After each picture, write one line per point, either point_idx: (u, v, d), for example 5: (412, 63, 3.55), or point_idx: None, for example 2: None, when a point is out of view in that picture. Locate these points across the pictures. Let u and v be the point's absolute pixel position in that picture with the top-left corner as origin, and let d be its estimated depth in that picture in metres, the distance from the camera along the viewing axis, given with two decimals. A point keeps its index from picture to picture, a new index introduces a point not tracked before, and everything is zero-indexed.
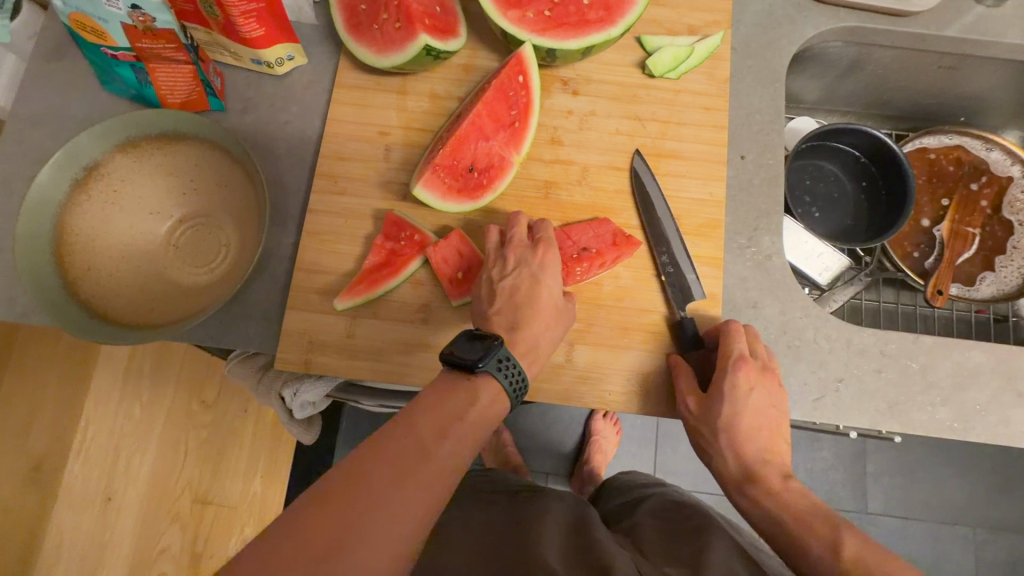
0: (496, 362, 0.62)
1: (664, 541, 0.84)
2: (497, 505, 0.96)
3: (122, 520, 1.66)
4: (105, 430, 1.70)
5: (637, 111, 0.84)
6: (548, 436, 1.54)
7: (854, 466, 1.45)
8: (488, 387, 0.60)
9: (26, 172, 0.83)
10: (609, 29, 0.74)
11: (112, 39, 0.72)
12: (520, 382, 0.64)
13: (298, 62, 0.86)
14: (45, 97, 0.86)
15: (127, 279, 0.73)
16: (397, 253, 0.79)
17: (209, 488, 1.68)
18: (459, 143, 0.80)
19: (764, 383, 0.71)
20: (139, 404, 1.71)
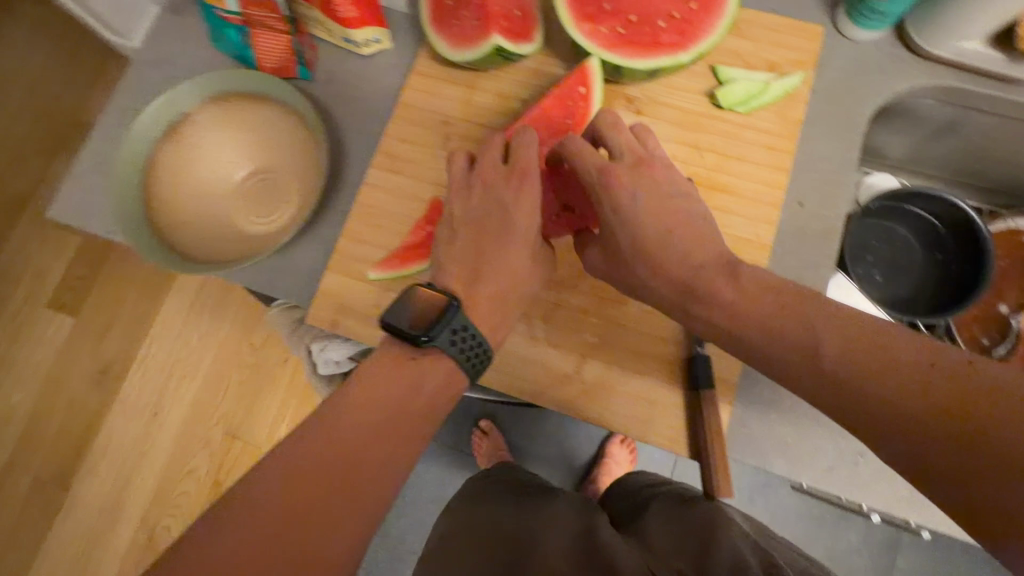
0: (447, 335, 0.62)
1: (673, 541, 0.79)
2: (499, 507, 0.98)
3: (162, 436, 1.82)
4: (164, 351, 1.88)
5: (698, 139, 0.84)
6: (556, 449, 1.54)
7: (883, 556, 1.37)
8: (441, 364, 0.62)
9: (136, 107, 0.95)
10: (679, 54, 0.73)
11: (223, 2, 0.80)
12: (474, 354, 0.64)
13: (382, 46, 0.93)
14: (164, 44, 0.97)
15: (197, 217, 0.81)
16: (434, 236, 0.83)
17: (241, 423, 1.80)
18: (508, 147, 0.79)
19: (643, 177, 0.67)
20: (197, 333, 1.88)
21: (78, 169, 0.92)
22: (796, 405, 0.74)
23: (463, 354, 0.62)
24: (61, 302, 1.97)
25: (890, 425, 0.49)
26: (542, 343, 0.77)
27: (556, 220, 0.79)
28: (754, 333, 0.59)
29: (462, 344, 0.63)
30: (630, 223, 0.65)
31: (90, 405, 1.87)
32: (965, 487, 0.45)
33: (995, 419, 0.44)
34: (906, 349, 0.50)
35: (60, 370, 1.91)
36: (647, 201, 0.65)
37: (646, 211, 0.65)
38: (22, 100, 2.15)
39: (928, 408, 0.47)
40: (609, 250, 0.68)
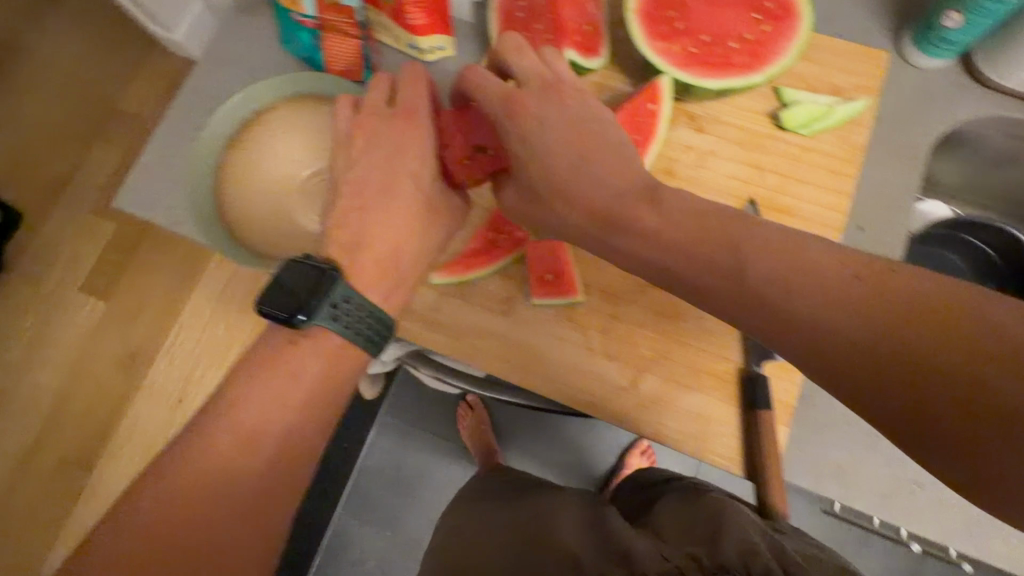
0: (331, 309, 0.64)
1: (682, 525, 0.82)
2: (516, 508, 1.06)
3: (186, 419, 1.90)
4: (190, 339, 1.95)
5: (760, 160, 0.84)
6: (558, 455, 1.66)
7: None
8: (326, 338, 0.64)
9: (202, 104, 0.97)
10: (751, 75, 0.74)
11: (302, 6, 0.83)
12: (367, 321, 0.66)
13: (446, 53, 0.94)
14: (231, 42, 0.99)
15: (262, 212, 0.82)
16: (495, 244, 0.84)
17: None
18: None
19: (549, 111, 0.65)
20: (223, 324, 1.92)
21: (145, 161, 0.94)
22: (852, 431, 0.74)
23: (353, 328, 0.65)
24: (94, 285, 2.05)
25: (854, 370, 0.45)
26: (598, 355, 0.79)
27: (471, 161, 0.79)
28: (668, 258, 0.58)
29: (346, 316, 0.65)
30: (538, 159, 0.65)
31: (117, 387, 1.96)
32: (911, 407, 0.43)
33: (946, 336, 0.41)
34: (843, 281, 0.48)
35: (92, 351, 2.00)
36: (555, 136, 0.64)
37: (551, 154, 0.64)
38: (65, 87, 2.21)
39: (876, 326, 0.45)
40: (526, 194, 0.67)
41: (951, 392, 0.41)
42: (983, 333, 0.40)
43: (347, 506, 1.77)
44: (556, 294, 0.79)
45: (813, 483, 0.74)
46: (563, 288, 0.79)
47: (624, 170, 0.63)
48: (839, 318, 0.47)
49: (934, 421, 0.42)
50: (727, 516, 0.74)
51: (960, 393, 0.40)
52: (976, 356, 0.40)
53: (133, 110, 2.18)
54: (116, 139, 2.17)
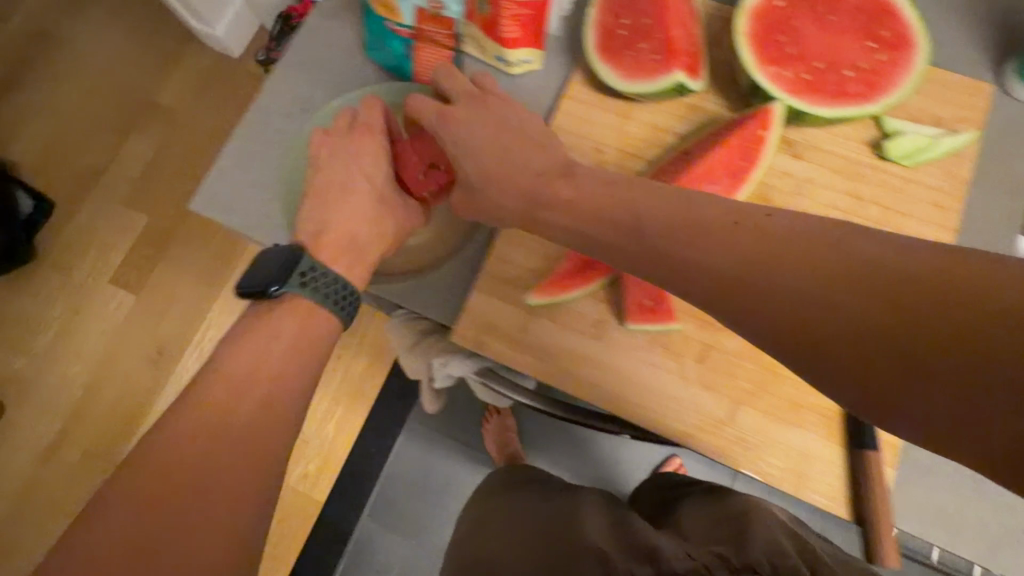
0: (298, 278, 0.72)
1: (706, 529, 0.87)
2: (542, 506, 1.07)
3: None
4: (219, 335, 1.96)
5: (860, 190, 0.82)
6: (576, 457, 1.70)
7: None
8: (301, 305, 0.71)
9: (279, 108, 0.95)
10: (866, 105, 0.72)
11: (400, 15, 0.80)
12: (340, 293, 0.74)
13: (531, 66, 0.92)
14: (310, 48, 0.97)
15: None
16: (593, 265, 0.80)
17: None
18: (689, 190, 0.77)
19: (478, 109, 0.75)
20: None
21: (223, 164, 0.94)
22: (958, 476, 0.74)
23: (328, 298, 0.73)
24: (123, 278, 2.05)
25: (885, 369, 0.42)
26: (695, 385, 0.77)
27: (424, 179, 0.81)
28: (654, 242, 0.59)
29: (324, 288, 0.73)
30: (469, 151, 0.73)
31: (144, 381, 1.96)
32: (948, 393, 0.39)
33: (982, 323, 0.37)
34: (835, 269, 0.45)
35: (119, 345, 2.00)
36: (484, 132, 0.73)
37: (482, 149, 0.73)
38: (98, 77, 2.20)
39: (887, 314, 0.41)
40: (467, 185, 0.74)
41: (913, 353, 0.40)
42: (955, 292, 0.39)
43: (371, 512, 1.73)
44: (658, 319, 0.77)
45: (919, 529, 0.74)
46: (662, 314, 0.77)
47: (542, 155, 0.72)
48: (804, 282, 0.47)
49: (886, 383, 0.42)
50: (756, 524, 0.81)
51: (980, 373, 0.37)
52: (938, 318, 0.39)
53: (168, 103, 2.17)
54: (150, 132, 2.16)
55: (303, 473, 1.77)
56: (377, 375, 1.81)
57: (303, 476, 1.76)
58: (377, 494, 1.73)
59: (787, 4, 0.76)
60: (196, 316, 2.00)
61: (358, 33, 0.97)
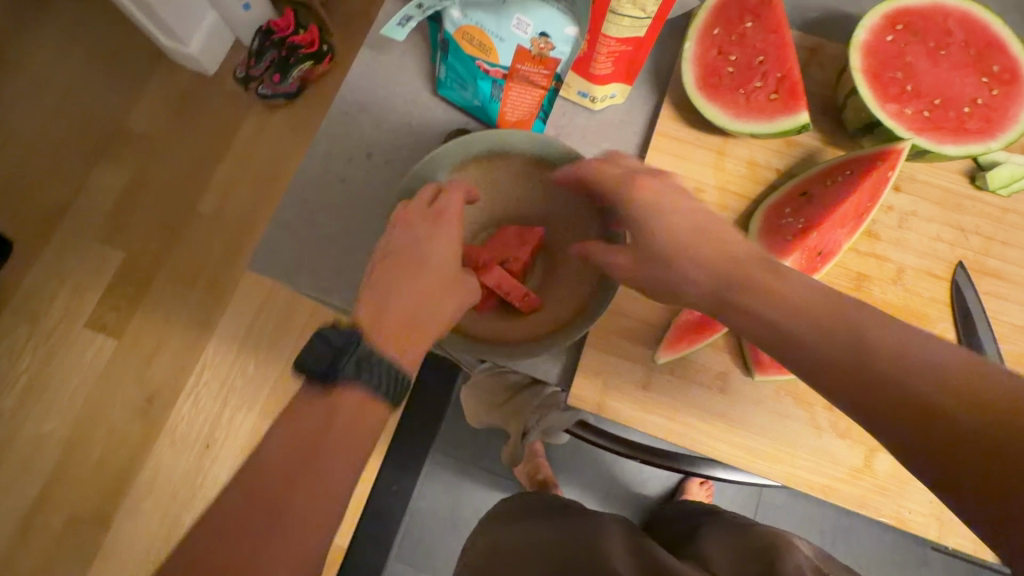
0: (355, 363, 0.56)
1: (734, 561, 0.87)
2: (555, 521, 0.96)
3: (218, 469, 1.75)
4: (218, 378, 1.81)
5: (961, 221, 0.82)
6: (609, 484, 1.52)
7: None
8: (351, 395, 0.56)
9: (343, 154, 0.87)
10: (989, 141, 0.72)
11: (496, 55, 0.74)
12: (393, 379, 0.58)
13: (615, 101, 0.88)
14: (372, 89, 0.90)
15: None
16: None
17: None
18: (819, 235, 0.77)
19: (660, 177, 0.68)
20: (254, 362, 1.82)
21: (281, 219, 0.85)
22: None
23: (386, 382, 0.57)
24: (101, 323, 1.86)
25: (936, 421, 0.43)
26: (825, 432, 0.75)
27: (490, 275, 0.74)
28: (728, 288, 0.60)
29: (375, 373, 0.57)
30: (673, 218, 0.65)
31: (133, 436, 1.78)
32: (988, 456, 0.40)
33: None
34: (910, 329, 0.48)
35: (101, 397, 1.81)
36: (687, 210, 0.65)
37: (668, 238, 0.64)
38: (57, 102, 1.99)
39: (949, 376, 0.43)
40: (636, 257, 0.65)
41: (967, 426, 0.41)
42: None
43: (396, 553, 1.54)
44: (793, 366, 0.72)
45: None
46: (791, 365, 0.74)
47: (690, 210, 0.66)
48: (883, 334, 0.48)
49: (931, 429, 0.43)
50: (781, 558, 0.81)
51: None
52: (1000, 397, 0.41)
53: (142, 129, 1.99)
54: (122, 161, 1.97)
55: None
56: None
57: None
58: (401, 534, 1.55)
59: (896, 39, 0.75)
60: (189, 360, 1.83)
61: (422, 70, 0.90)
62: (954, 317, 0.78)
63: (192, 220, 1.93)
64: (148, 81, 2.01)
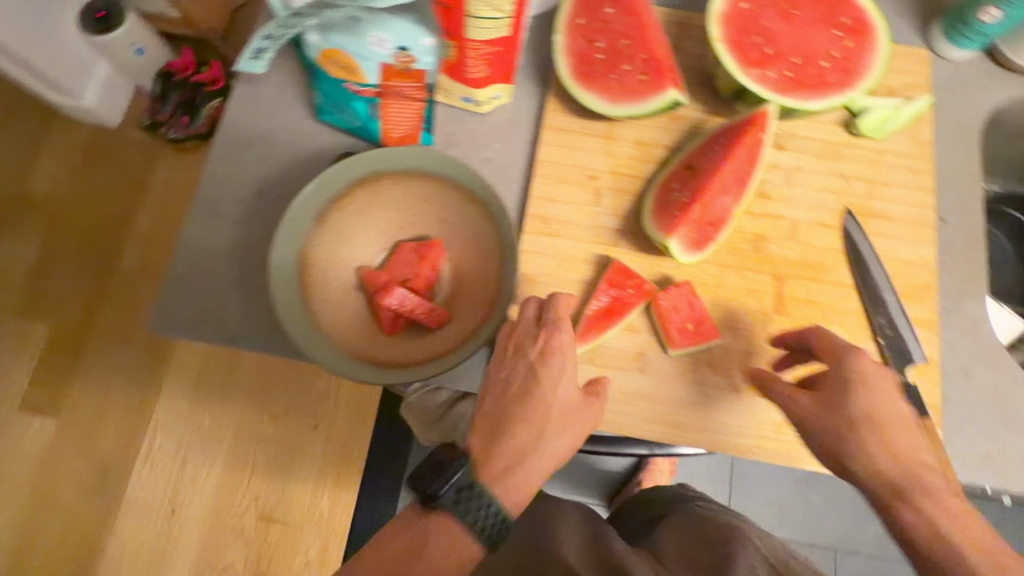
0: (454, 493, 0.57)
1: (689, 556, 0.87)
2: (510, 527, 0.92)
3: (186, 532, 1.67)
4: (172, 439, 1.74)
5: (843, 169, 0.85)
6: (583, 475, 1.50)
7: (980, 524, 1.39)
8: (448, 526, 0.57)
9: (233, 194, 0.84)
10: (849, 92, 0.75)
11: (362, 76, 0.73)
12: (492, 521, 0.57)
13: (502, 101, 0.88)
14: (254, 123, 0.87)
15: (349, 320, 0.73)
16: (624, 301, 0.77)
17: (276, 506, 1.69)
18: (705, 203, 0.78)
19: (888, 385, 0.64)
20: (208, 415, 1.75)
21: (174, 272, 0.81)
22: (986, 418, 0.79)
23: (482, 525, 0.57)
24: (37, 403, 1.76)
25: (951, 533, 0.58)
26: (746, 393, 0.77)
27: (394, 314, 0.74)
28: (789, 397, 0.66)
29: (474, 516, 0.57)
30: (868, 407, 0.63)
31: (88, 515, 1.69)
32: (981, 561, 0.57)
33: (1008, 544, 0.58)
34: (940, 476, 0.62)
35: (49, 480, 1.72)
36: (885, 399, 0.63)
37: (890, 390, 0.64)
38: None
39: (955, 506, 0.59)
40: (827, 402, 0.64)
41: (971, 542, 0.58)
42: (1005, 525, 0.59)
43: None
44: (699, 341, 0.76)
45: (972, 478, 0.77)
46: (702, 334, 0.76)
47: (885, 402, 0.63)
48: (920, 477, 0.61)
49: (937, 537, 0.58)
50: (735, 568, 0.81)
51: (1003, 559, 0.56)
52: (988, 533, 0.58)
53: (47, 193, 1.88)
54: (30, 230, 1.86)
55: (305, 562, 1.65)
56: (367, 438, 1.72)
57: (307, 564, 1.65)
58: None
59: (752, 5, 0.77)
60: (138, 425, 1.75)
61: (301, 95, 0.87)
62: (848, 259, 0.81)
63: (115, 281, 1.83)
64: (49, 143, 1.91)
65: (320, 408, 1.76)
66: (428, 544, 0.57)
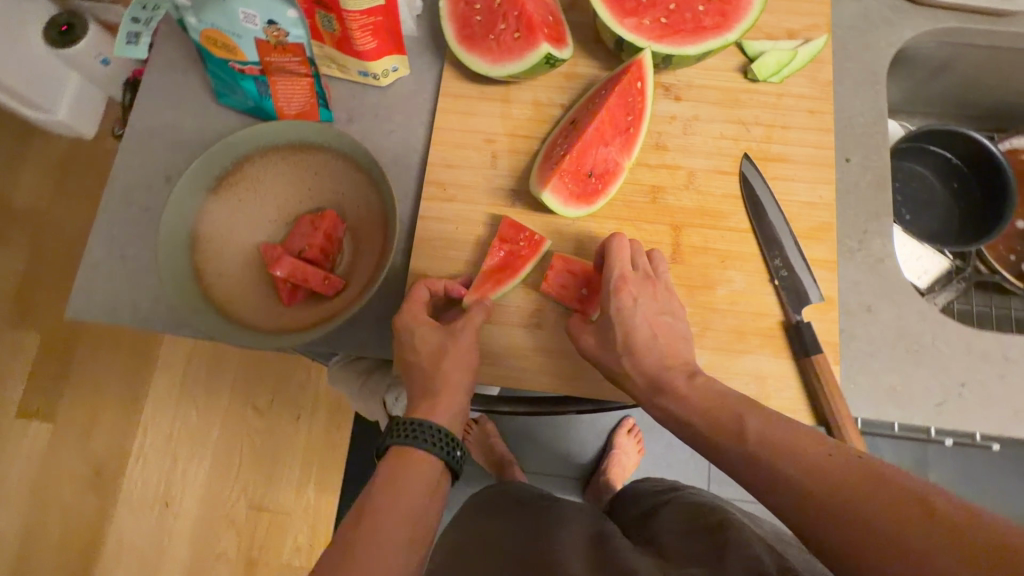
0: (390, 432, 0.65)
1: (681, 536, 0.82)
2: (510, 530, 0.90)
3: (181, 523, 1.74)
4: (161, 435, 1.79)
5: (740, 115, 0.85)
6: (558, 459, 1.67)
7: None
8: (394, 456, 0.63)
9: (144, 182, 0.87)
10: (726, 33, 0.74)
11: (242, 54, 0.75)
12: (424, 427, 0.65)
13: (401, 74, 0.89)
14: (160, 112, 0.89)
15: (248, 292, 0.75)
16: (516, 254, 0.80)
17: (264, 494, 1.74)
18: (584, 149, 0.79)
19: (650, 288, 0.74)
20: (192, 411, 1.80)
21: (92, 259, 0.84)
22: (892, 353, 0.78)
23: (437, 440, 0.64)
24: (30, 408, 1.82)
25: (824, 483, 0.49)
26: None
27: (287, 284, 0.75)
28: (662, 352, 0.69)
29: (423, 437, 0.64)
30: (630, 320, 0.70)
31: (86, 512, 1.75)
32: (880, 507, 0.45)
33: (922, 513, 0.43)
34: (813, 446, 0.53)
35: (45, 482, 1.77)
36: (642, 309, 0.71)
37: (648, 312, 0.72)
38: None
39: (835, 470, 0.50)
40: (605, 336, 0.72)
41: (859, 495, 0.47)
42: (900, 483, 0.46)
43: None
44: (597, 306, 0.77)
45: (874, 413, 0.77)
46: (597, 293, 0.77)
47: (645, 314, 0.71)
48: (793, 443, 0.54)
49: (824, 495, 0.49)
50: (737, 540, 0.71)
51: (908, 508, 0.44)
52: (885, 493, 0.46)
53: (25, 205, 1.93)
54: (11, 242, 1.91)
55: (295, 546, 1.71)
56: (345, 424, 1.77)
57: (298, 548, 1.71)
58: None
59: None
60: (127, 424, 1.80)
61: (205, 83, 0.89)
62: (745, 208, 0.81)
63: None
64: (23, 156, 1.96)
65: (297, 397, 1.80)
66: (383, 474, 0.62)
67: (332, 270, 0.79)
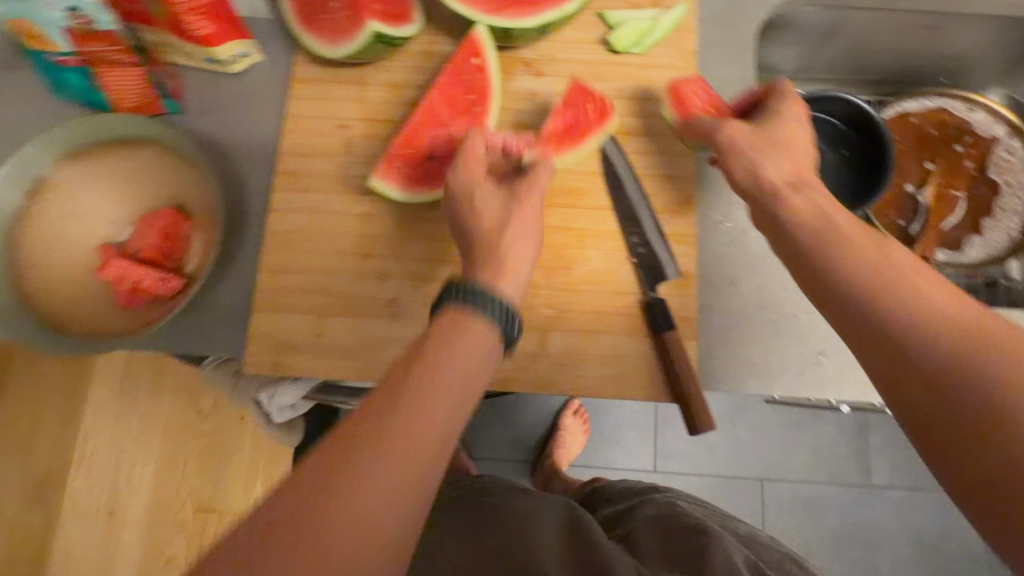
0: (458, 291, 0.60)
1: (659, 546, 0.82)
2: (480, 526, 0.86)
3: (127, 531, 1.70)
4: (103, 443, 1.75)
5: (602, 89, 0.83)
6: (506, 441, 1.63)
7: (858, 439, 1.54)
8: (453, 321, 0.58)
9: None
10: (563, 5, 0.76)
11: (54, 44, 0.71)
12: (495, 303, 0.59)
13: (253, 59, 0.84)
14: None
15: (77, 298, 0.72)
16: (579, 123, 0.80)
17: (211, 497, 1.71)
18: (416, 128, 0.80)
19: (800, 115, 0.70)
20: (134, 417, 1.76)
21: None
22: (754, 323, 0.77)
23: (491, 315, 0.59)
24: None
25: None
26: None
27: (128, 286, 0.71)
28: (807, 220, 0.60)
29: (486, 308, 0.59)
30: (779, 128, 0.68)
31: (25, 527, 1.69)
32: None
33: None
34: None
35: None
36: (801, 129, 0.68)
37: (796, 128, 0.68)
38: None
39: None
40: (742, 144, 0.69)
41: None
42: None
43: None
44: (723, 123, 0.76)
45: (733, 385, 0.76)
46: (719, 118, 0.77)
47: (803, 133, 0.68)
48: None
49: None
50: (716, 557, 0.74)
51: None
52: None
53: None
54: None
55: None
56: None
57: None
58: None
59: None
60: (66, 434, 1.75)
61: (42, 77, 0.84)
62: (606, 185, 0.80)
63: None
64: None
65: None
66: (441, 349, 0.55)
67: (178, 270, 0.75)
